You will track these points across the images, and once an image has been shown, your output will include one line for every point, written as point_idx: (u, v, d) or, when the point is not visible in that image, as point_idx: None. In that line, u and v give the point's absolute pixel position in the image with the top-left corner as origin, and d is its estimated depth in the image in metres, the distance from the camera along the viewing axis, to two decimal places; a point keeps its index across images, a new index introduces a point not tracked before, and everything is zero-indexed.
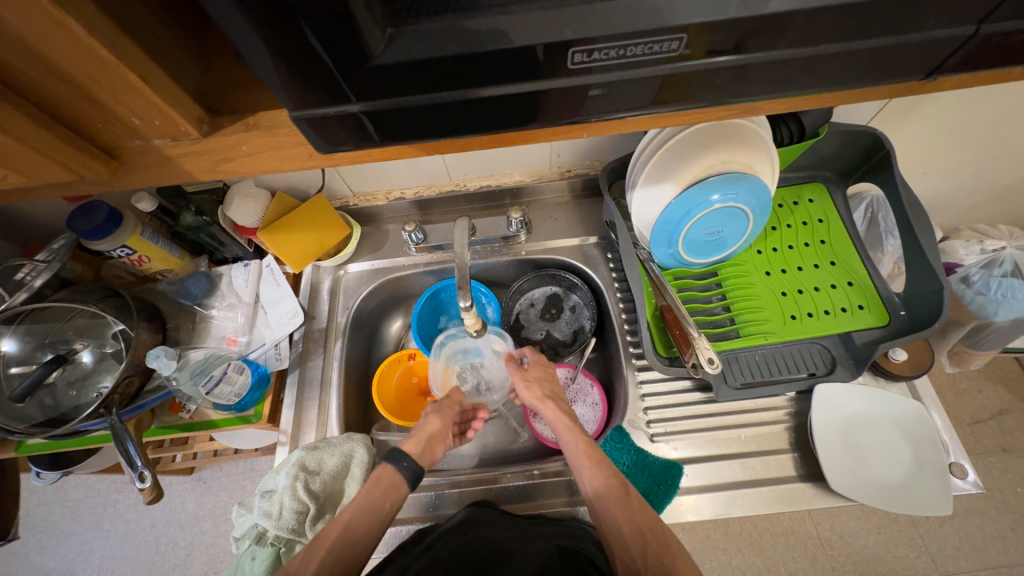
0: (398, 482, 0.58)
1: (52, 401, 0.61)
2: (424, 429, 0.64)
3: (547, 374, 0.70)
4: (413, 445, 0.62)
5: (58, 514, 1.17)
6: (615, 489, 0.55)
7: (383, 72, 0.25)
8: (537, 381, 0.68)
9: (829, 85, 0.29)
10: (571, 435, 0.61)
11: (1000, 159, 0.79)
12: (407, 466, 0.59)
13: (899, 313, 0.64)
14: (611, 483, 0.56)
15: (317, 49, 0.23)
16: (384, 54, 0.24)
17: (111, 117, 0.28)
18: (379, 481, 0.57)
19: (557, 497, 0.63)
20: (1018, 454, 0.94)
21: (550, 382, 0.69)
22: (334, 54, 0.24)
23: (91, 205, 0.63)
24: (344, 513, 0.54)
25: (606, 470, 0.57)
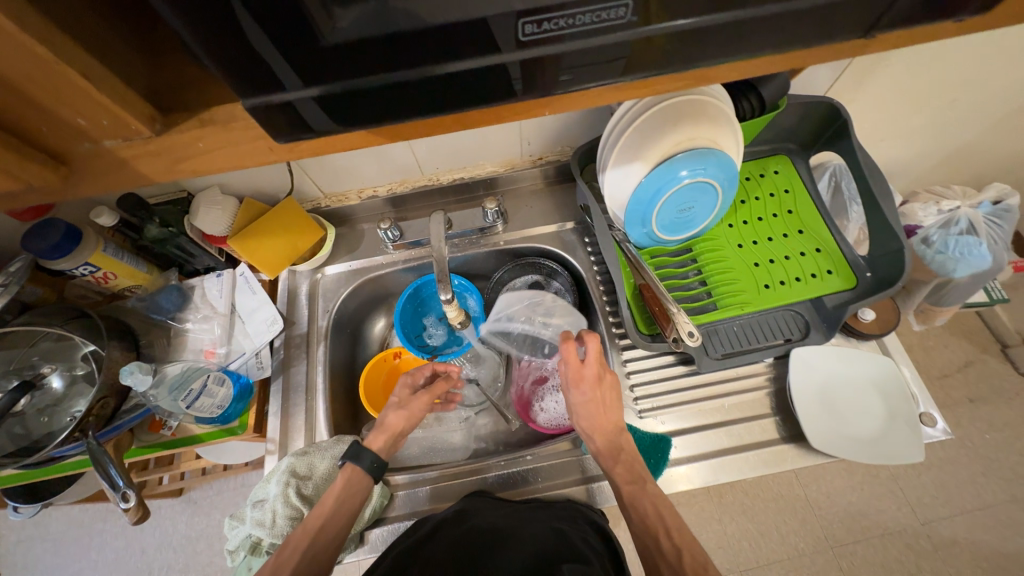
0: (358, 471, 0.58)
1: (23, 430, 0.58)
2: (388, 429, 0.62)
3: (598, 405, 0.59)
4: (377, 441, 0.61)
5: (41, 549, 1.13)
6: (656, 540, 0.52)
7: (333, 51, 0.25)
8: (587, 414, 0.59)
9: (773, 46, 0.30)
10: (618, 483, 0.57)
11: (951, 121, 0.83)
12: (365, 459, 0.58)
13: (865, 275, 0.67)
14: (649, 533, 0.53)
15: (264, 29, 0.23)
16: (333, 34, 0.24)
17: (57, 119, 0.27)
18: (350, 480, 0.57)
19: (569, 478, 0.64)
20: (985, 403, 0.99)
21: (600, 416, 0.59)
22: (282, 34, 0.23)
23: (47, 222, 0.60)
24: (319, 517, 0.55)
25: (655, 519, 0.53)
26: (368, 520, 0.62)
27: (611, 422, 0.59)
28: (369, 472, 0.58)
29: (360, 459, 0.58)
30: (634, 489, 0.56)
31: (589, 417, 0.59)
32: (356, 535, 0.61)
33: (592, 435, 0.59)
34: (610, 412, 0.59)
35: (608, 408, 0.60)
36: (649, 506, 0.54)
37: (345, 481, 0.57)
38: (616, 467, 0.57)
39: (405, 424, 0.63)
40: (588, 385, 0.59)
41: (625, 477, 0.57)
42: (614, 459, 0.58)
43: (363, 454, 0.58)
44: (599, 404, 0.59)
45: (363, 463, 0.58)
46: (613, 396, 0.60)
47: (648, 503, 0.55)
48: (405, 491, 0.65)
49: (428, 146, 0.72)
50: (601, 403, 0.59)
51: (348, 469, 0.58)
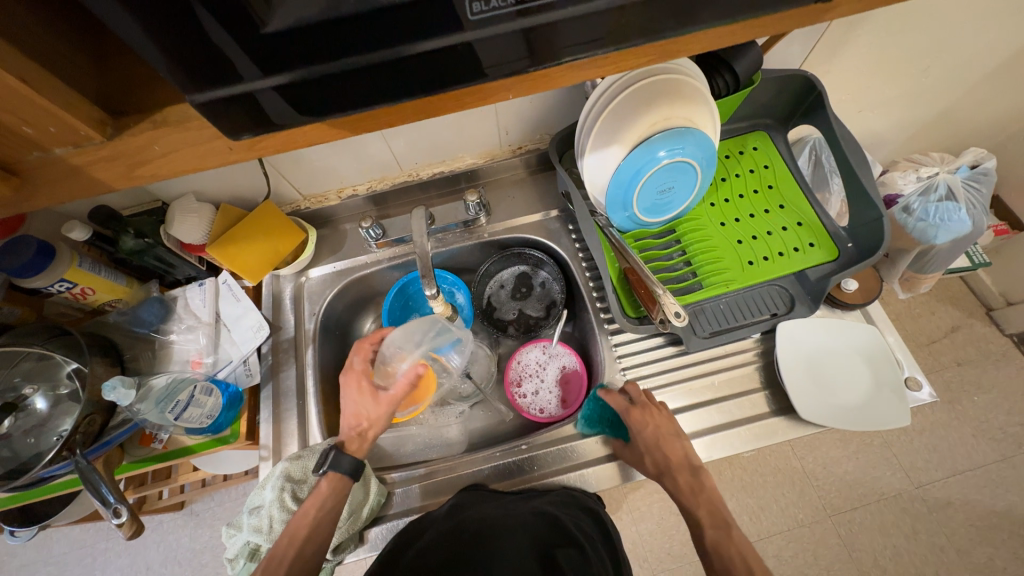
0: (341, 476, 0.58)
1: (10, 452, 0.58)
2: (365, 436, 0.62)
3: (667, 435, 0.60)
4: (354, 447, 0.61)
5: (44, 572, 1.12)
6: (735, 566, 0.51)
7: (279, 38, 0.24)
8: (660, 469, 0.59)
9: (727, 14, 0.30)
10: (700, 524, 0.56)
11: (925, 89, 0.83)
12: (345, 465, 0.58)
13: (846, 246, 0.67)
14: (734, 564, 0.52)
15: (201, 19, 0.22)
16: (271, 22, 0.23)
17: (1, 126, 0.26)
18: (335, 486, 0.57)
19: (551, 466, 0.65)
20: (973, 365, 1.00)
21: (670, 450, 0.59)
22: (220, 24, 0.23)
23: (18, 240, 0.59)
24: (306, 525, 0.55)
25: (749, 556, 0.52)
26: (367, 519, 0.61)
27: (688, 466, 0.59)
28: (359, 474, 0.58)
29: (340, 465, 0.58)
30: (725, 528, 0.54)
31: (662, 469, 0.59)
32: (356, 535, 0.61)
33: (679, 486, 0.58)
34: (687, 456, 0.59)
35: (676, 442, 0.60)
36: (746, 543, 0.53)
37: (331, 485, 0.57)
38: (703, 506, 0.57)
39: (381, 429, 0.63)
40: (661, 435, 0.59)
41: (715, 522, 0.55)
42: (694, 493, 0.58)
43: (343, 458, 0.58)
44: (671, 448, 0.59)
45: (342, 468, 0.58)
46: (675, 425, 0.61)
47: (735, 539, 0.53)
48: (402, 487, 0.65)
49: (406, 141, 0.71)
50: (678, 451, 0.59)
51: (332, 476, 0.58)
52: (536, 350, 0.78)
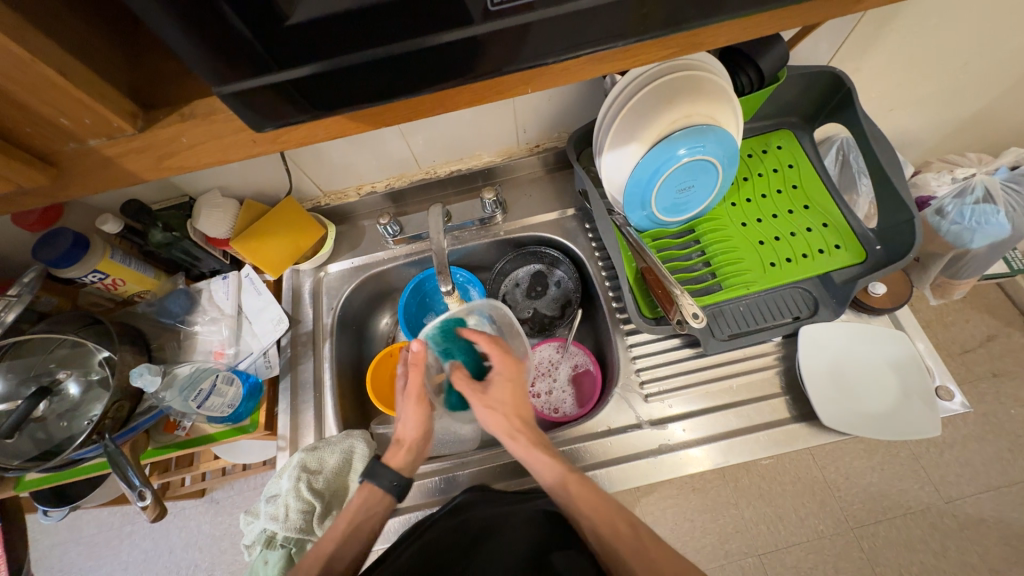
0: (376, 486, 0.58)
1: (44, 435, 0.60)
2: (404, 443, 0.61)
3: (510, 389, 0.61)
4: (395, 458, 0.60)
5: (74, 552, 1.17)
6: (625, 532, 0.50)
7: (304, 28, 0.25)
8: (507, 414, 0.60)
9: (753, 5, 0.29)
10: (550, 481, 0.55)
11: (961, 86, 0.79)
12: (382, 476, 0.58)
13: (875, 248, 0.65)
14: (615, 521, 0.51)
15: (230, 14, 0.23)
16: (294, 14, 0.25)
17: (39, 119, 0.27)
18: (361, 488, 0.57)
19: None
20: (1009, 376, 0.95)
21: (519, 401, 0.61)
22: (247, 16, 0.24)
23: (55, 231, 0.61)
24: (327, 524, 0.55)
25: (604, 505, 0.52)
26: (380, 512, 0.62)
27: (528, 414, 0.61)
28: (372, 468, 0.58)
29: (377, 475, 0.58)
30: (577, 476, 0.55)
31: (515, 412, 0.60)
32: None
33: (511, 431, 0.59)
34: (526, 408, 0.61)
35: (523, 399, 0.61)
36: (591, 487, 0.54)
37: (364, 496, 0.58)
38: (546, 453, 0.57)
39: (416, 433, 0.62)
40: (511, 378, 0.61)
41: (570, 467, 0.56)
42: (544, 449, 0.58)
43: (379, 468, 0.58)
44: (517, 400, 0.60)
45: (382, 482, 0.58)
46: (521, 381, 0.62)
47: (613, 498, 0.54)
48: (415, 482, 0.66)
49: (424, 138, 0.71)
50: (520, 398, 0.61)
51: (367, 487, 0.58)
52: (549, 348, 0.78)
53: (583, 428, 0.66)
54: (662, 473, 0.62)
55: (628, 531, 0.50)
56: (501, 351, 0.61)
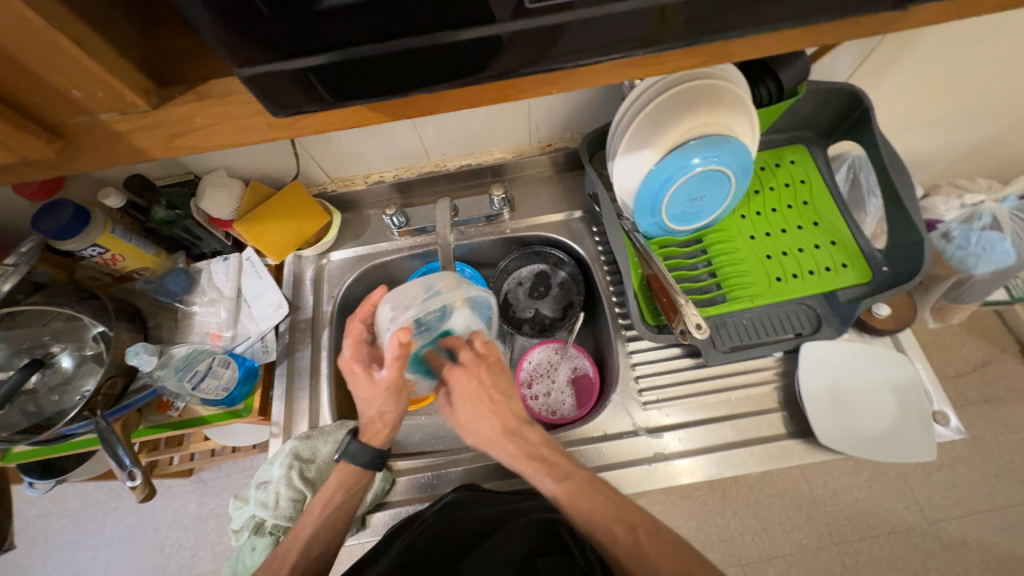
0: (353, 467, 0.57)
1: (34, 408, 0.59)
2: (382, 423, 0.59)
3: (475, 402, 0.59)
4: (373, 437, 0.59)
5: (57, 524, 1.16)
6: (622, 537, 0.49)
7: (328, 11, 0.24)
8: (482, 428, 0.58)
9: (791, 17, 0.29)
10: (550, 487, 0.53)
11: (976, 111, 0.79)
12: (353, 453, 0.57)
13: (881, 269, 0.65)
14: (612, 528, 0.49)
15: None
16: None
17: (49, 89, 0.26)
18: (343, 479, 0.57)
19: None
20: (1000, 403, 0.96)
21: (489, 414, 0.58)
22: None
23: (56, 203, 0.60)
24: (307, 522, 0.55)
25: (597, 509, 0.50)
26: (370, 504, 0.62)
27: (514, 415, 0.58)
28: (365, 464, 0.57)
29: (350, 455, 0.57)
30: (566, 484, 0.52)
31: (492, 424, 0.58)
32: (359, 519, 0.62)
33: (496, 439, 0.57)
34: (500, 414, 0.58)
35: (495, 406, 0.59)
36: (582, 494, 0.52)
37: (340, 477, 0.57)
38: (530, 463, 0.55)
39: (396, 417, 0.59)
40: (470, 395, 0.59)
41: (555, 476, 0.53)
42: (537, 457, 0.55)
43: (349, 446, 0.57)
44: (485, 412, 0.58)
45: (361, 462, 0.57)
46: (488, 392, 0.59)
47: (609, 502, 0.51)
48: (407, 476, 0.65)
49: (435, 130, 0.70)
50: (489, 408, 0.58)
51: (341, 466, 0.57)
52: (548, 350, 0.77)
53: (578, 432, 0.66)
54: (655, 481, 0.62)
55: (625, 535, 0.49)
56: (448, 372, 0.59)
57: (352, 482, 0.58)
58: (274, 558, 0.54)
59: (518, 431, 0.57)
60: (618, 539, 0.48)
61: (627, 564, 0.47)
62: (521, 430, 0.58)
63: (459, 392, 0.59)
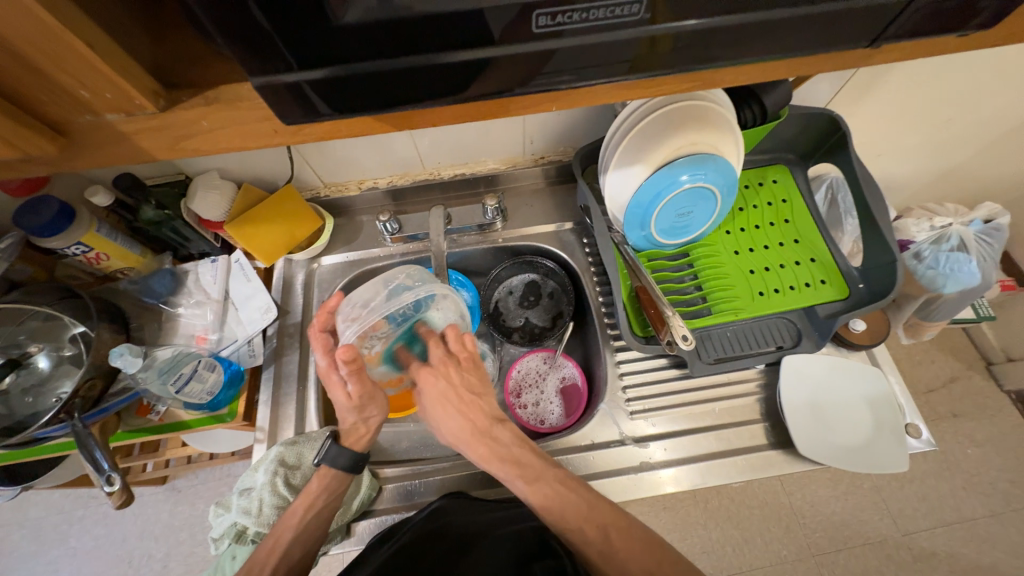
0: (334, 472, 0.56)
1: (6, 410, 0.58)
2: (365, 430, 0.59)
3: (445, 397, 0.57)
4: (352, 441, 0.59)
5: (19, 534, 1.11)
6: (593, 537, 0.50)
7: (321, 27, 0.25)
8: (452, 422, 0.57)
9: (778, 51, 0.31)
10: (521, 488, 0.53)
11: (944, 140, 0.84)
12: (332, 456, 0.56)
13: (858, 286, 0.67)
14: (584, 528, 0.50)
15: (282, 12, 0.24)
16: (346, 15, 0.24)
17: (56, 88, 0.26)
18: (323, 484, 0.56)
19: None
20: (968, 418, 1.00)
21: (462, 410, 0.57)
22: (298, 14, 0.24)
23: (40, 199, 0.59)
24: (288, 530, 0.54)
25: (569, 513, 0.51)
26: (355, 512, 0.61)
27: (484, 414, 0.57)
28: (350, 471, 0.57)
29: (331, 459, 0.56)
30: (538, 486, 0.53)
31: (462, 424, 0.57)
32: (343, 527, 0.61)
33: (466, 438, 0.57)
34: (470, 412, 0.57)
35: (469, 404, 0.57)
36: (554, 495, 0.52)
37: (321, 482, 0.56)
38: (501, 465, 0.55)
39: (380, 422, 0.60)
40: (439, 395, 0.57)
41: (526, 478, 0.53)
42: (511, 457, 0.55)
43: (330, 450, 0.57)
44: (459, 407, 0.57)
45: (343, 467, 0.57)
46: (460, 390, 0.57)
47: (584, 505, 0.51)
48: (394, 484, 0.65)
49: (431, 139, 0.71)
50: (460, 408, 0.57)
51: (322, 471, 0.56)
52: (536, 359, 0.78)
53: (566, 441, 0.67)
54: (640, 491, 0.63)
55: (596, 534, 0.50)
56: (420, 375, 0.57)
57: (335, 486, 0.57)
58: (253, 564, 0.53)
59: (490, 429, 0.57)
60: (589, 538, 0.50)
61: (598, 560, 0.50)
62: (491, 430, 0.57)
63: (430, 392, 0.57)
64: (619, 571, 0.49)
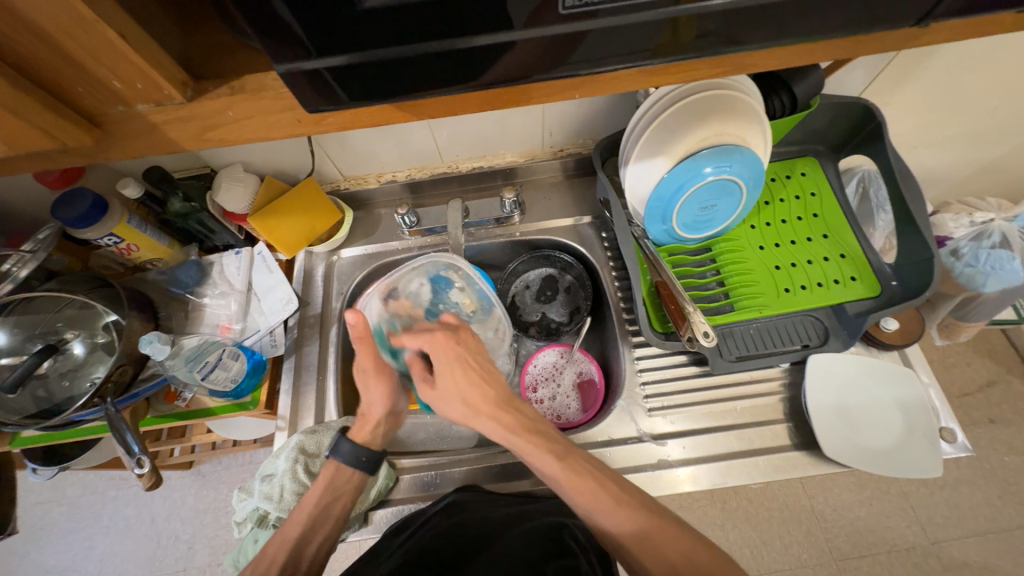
0: (342, 467, 0.57)
1: (45, 393, 0.60)
2: (372, 419, 0.60)
3: (456, 365, 0.55)
4: (362, 433, 0.60)
5: (56, 512, 1.17)
6: (625, 523, 0.47)
7: (337, 14, 0.24)
8: (468, 397, 0.54)
9: (817, 32, 0.29)
10: (550, 464, 0.51)
11: (989, 130, 0.79)
12: (345, 453, 0.57)
13: (890, 283, 0.65)
14: (614, 512, 0.47)
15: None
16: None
17: (91, 79, 0.27)
18: (332, 480, 0.57)
19: None
20: (1005, 424, 0.95)
21: (467, 377, 0.55)
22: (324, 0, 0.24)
23: (75, 192, 0.61)
24: (297, 526, 0.54)
25: (600, 490, 0.49)
26: (373, 501, 0.62)
27: (504, 387, 0.56)
28: (361, 468, 0.57)
29: (341, 454, 0.58)
30: (568, 459, 0.51)
31: (481, 392, 0.54)
32: (361, 515, 0.62)
33: (485, 411, 0.54)
34: (490, 386, 0.55)
35: (477, 371, 0.56)
36: (584, 470, 0.50)
37: (329, 478, 0.57)
38: (530, 437, 0.53)
39: (384, 412, 0.60)
40: (454, 360, 0.56)
41: (557, 454, 0.52)
42: (539, 436, 0.53)
43: (342, 445, 0.58)
44: (467, 379, 0.55)
45: (348, 460, 0.57)
46: (472, 358, 0.56)
47: (610, 482, 0.50)
48: (410, 474, 0.65)
49: (449, 132, 0.71)
50: (475, 378, 0.55)
51: (332, 466, 0.57)
52: (553, 354, 0.78)
53: (582, 437, 0.66)
54: (656, 489, 0.62)
55: (627, 520, 0.47)
56: (426, 337, 0.56)
57: (341, 482, 0.57)
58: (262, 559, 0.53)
59: (512, 403, 0.55)
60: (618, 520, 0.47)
61: (631, 548, 0.46)
62: (513, 403, 0.56)
63: (439, 357, 0.56)
64: (654, 559, 0.44)
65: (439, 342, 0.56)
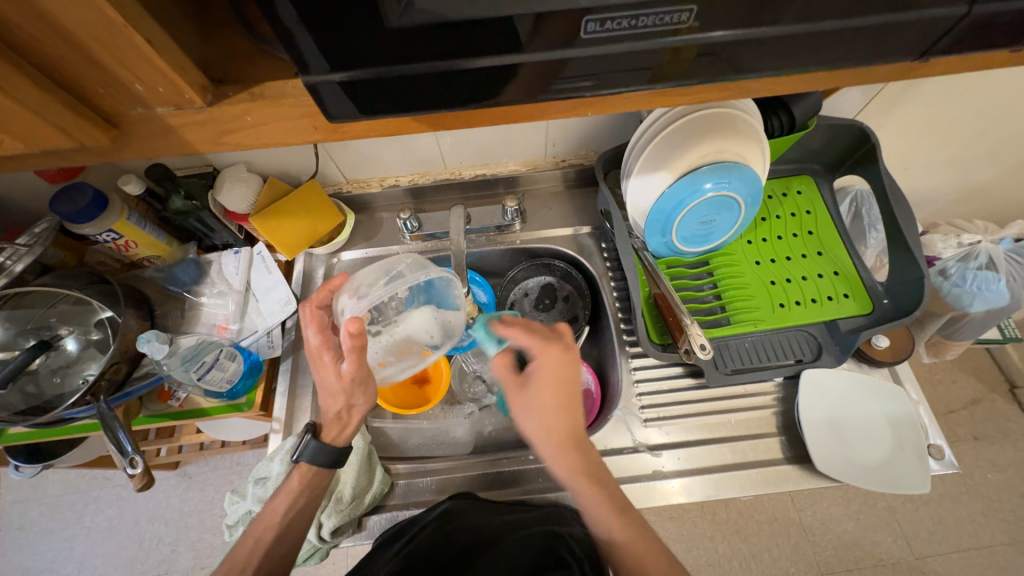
0: (314, 468, 0.56)
1: (34, 389, 0.59)
2: (348, 424, 0.56)
3: (556, 388, 0.50)
4: (332, 433, 0.56)
5: (36, 511, 1.14)
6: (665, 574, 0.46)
7: (364, 29, 0.25)
8: (551, 423, 0.50)
9: (825, 63, 0.30)
10: (610, 516, 0.49)
11: (976, 155, 0.82)
12: (311, 452, 0.55)
13: (881, 302, 0.66)
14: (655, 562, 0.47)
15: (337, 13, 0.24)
16: (398, 19, 0.25)
17: (113, 81, 0.28)
18: (304, 480, 0.56)
19: (542, 484, 0.65)
20: (989, 441, 0.97)
21: (565, 406, 0.51)
22: (353, 17, 0.24)
23: (76, 186, 0.61)
24: (271, 528, 0.53)
25: (646, 550, 0.48)
26: (367, 507, 0.62)
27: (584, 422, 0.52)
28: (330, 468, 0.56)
29: (308, 455, 0.55)
30: (626, 517, 0.49)
31: (565, 421, 0.51)
32: (355, 520, 0.62)
33: (559, 440, 0.50)
34: (575, 418, 0.51)
35: (574, 400, 0.51)
36: (638, 530, 0.49)
37: (303, 478, 0.56)
38: (591, 485, 0.50)
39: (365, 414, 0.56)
40: (555, 380, 0.50)
41: (617, 506, 0.50)
42: (605, 487, 0.50)
43: (309, 445, 0.55)
44: (564, 408, 0.50)
45: (319, 461, 0.55)
46: (573, 389, 0.51)
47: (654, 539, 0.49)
48: (406, 479, 0.66)
49: (453, 139, 0.72)
50: (568, 410, 0.51)
51: (302, 467, 0.55)
52: None
53: None
54: (650, 500, 0.63)
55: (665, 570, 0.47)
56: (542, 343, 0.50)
57: (319, 482, 0.57)
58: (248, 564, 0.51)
59: (583, 441, 0.51)
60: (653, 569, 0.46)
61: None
62: (584, 440, 0.52)
63: (545, 373, 0.50)
64: None
65: (556, 360, 0.50)
